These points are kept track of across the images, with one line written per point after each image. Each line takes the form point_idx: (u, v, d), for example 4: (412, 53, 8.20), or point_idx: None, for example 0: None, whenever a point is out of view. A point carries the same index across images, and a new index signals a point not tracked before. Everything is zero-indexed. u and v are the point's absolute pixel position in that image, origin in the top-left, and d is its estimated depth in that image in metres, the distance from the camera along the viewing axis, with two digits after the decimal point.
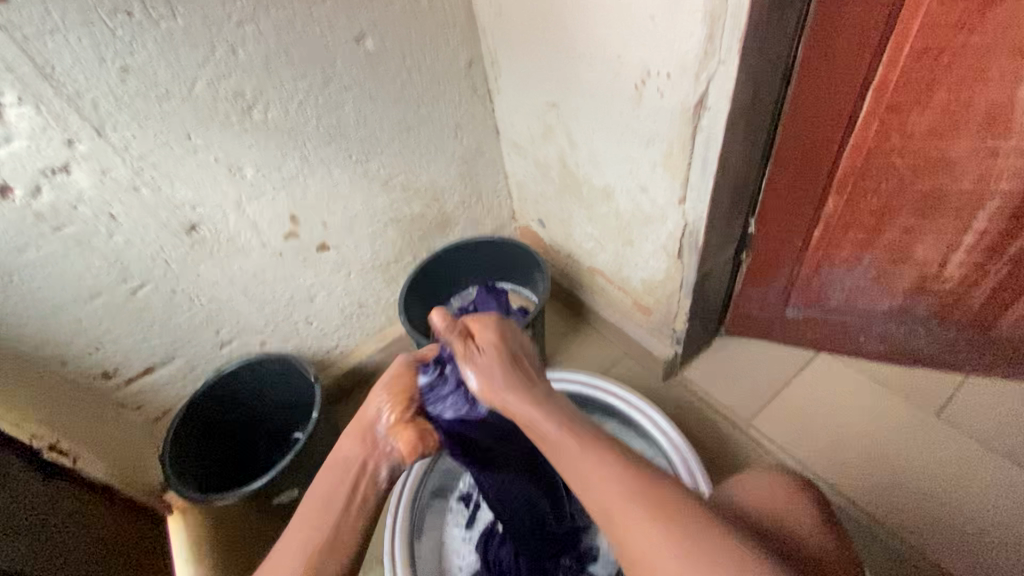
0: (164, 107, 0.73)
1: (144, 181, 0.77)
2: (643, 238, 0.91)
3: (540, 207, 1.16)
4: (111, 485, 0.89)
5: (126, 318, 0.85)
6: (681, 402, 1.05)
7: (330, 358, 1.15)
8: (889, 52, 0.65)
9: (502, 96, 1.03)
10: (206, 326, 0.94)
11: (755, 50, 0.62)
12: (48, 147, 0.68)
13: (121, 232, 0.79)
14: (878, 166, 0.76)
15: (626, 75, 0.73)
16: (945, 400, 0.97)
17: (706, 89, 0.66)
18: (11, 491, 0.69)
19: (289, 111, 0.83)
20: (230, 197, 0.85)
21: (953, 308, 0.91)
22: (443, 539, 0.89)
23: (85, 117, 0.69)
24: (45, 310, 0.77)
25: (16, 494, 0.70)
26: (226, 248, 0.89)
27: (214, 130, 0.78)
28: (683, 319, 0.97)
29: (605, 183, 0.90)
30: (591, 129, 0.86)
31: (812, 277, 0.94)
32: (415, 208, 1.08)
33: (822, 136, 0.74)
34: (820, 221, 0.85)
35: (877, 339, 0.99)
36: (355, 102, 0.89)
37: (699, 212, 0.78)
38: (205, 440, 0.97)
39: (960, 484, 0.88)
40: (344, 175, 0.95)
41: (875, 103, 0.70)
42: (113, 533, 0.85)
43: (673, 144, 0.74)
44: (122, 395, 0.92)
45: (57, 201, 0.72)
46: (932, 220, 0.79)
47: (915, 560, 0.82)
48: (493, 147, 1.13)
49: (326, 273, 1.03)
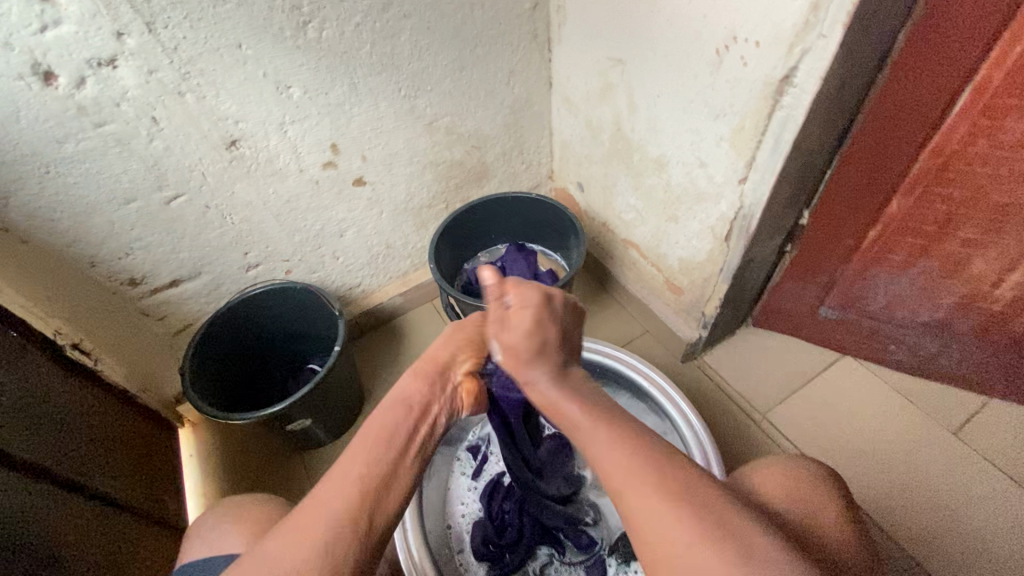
0: (218, 10, 0.69)
1: (189, 88, 0.74)
2: (691, 216, 0.88)
3: (581, 170, 1.12)
4: (127, 389, 0.92)
5: (157, 227, 0.84)
6: (698, 385, 1.04)
7: (352, 296, 1.14)
8: (999, 49, 0.62)
9: (563, 46, 0.98)
10: (235, 247, 0.93)
11: (861, 27, 0.57)
12: (97, 37, 0.65)
13: (161, 138, 0.76)
14: (956, 171, 0.72)
15: (708, 39, 0.69)
16: (964, 420, 0.96)
17: (798, 63, 0.61)
18: (28, 375, 0.70)
19: (344, 33, 0.79)
20: (274, 116, 0.82)
21: (994, 330, 0.89)
22: (449, 486, 0.90)
23: (136, 9, 0.65)
24: (80, 208, 0.76)
25: (33, 377, 0.71)
26: (263, 169, 0.86)
27: (266, 42, 0.75)
28: (715, 304, 0.95)
29: (660, 153, 0.87)
30: (656, 93, 0.81)
31: (856, 278, 0.92)
32: (456, 153, 1.05)
33: (905, 132, 0.71)
34: (879, 221, 0.82)
35: (907, 350, 0.98)
36: (412, 32, 0.84)
37: (758, 196, 0.75)
38: (225, 359, 0.98)
39: (969, 506, 0.88)
40: (390, 109, 0.91)
41: (970, 103, 0.66)
42: (126, 436, 0.87)
43: (746, 119, 0.70)
44: (147, 303, 0.91)
45: (100, 95, 0.69)
46: (998, 236, 0.76)
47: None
48: (543, 100, 1.08)
49: (359, 209, 1.00)
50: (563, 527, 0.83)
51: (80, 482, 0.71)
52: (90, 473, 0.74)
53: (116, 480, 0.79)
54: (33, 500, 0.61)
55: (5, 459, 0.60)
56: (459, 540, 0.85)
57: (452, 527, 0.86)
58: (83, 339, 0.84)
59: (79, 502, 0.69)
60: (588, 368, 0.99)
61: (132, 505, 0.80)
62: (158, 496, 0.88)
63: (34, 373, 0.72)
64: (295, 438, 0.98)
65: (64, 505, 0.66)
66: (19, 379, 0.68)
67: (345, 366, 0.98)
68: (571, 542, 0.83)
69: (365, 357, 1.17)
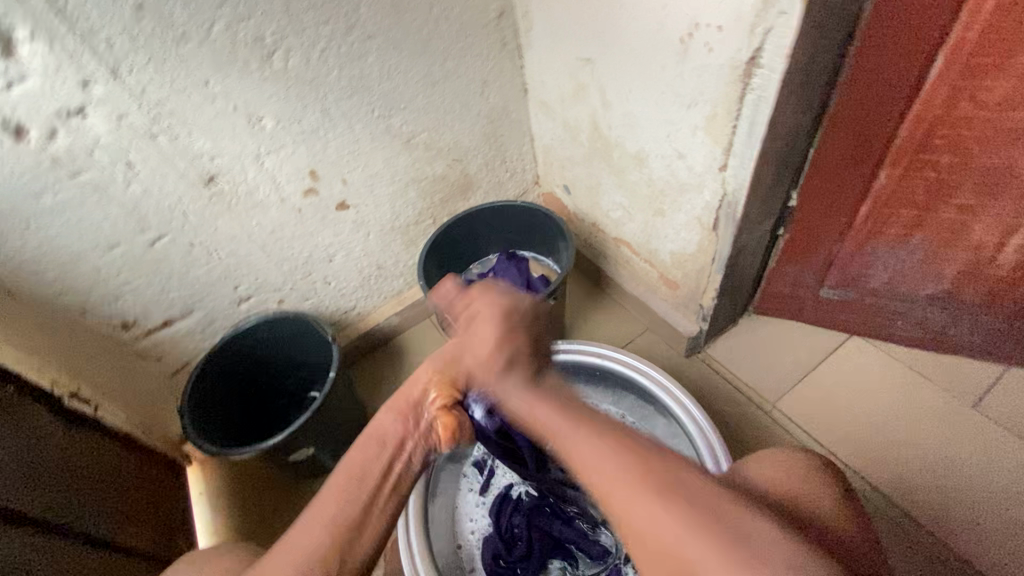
0: (180, 50, 0.70)
1: (161, 129, 0.74)
2: (676, 208, 0.86)
3: (565, 173, 1.11)
4: (131, 433, 0.91)
5: (144, 269, 0.84)
6: (703, 380, 1.02)
7: (347, 320, 1.14)
8: (969, 9, 0.60)
9: (532, 51, 0.97)
10: (224, 282, 0.93)
11: (821, 2, 0.56)
12: (63, 88, 0.66)
13: (138, 181, 0.77)
14: (942, 137, 0.70)
15: (671, 28, 0.68)
16: (983, 391, 0.93)
17: (762, 44, 0.60)
18: (33, 429, 0.71)
19: (310, 60, 0.79)
20: (248, 149, 0.82)
21: (1002, 296, 0.86)
22: (457, 504, 0.88)
23: (100, 57, 0.66)
24: (65, 258, 0.76)
25: (38, 432, 0.72)
26: (244, 203, 0.87)
27: (233, 77, 0.75)
28: (712, 295, 0.93)
29: (639, 149, 0.86)
30: (627, 89, 0.80)
31: (853, 256, 0.89)
32: (437, 168, 1.04)
33: (883, 103, 0.69)
34: (870, 196, 0.80)
35: (915, 324, 0.95)
36: (379, 53, 0.84)
37: (740, 182, 0.74)
38: (222, 394, 0.97)
39: (997, 481, 0.84)
40: (365, 130, 0.91)
41: (947, 66, 0.64)
42: (134, 479, 0.87)
43: (718, 106, 0.69)
44: (141, 345, 0.91)
45: (73, 145, 0.70)
46: (993, 199, 0.74)
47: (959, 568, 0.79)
48: (520, 107, 1.08)
49: (346, 233, 1.00)
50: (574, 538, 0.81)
51: (92, 534, 0.71)
52: (103, 523, 0.74)
53: (128, 527, 0.79)
54: (43, 554, 0.61)
55: (14, 517, 0.60)
56: (470, 559, 0.83)
57: (463, 546, 0.85)
58: (80, 387, 0.83)
59: (95, 553, 0.69)
60: (589, 373, 0.97)
61: (141, 550, 0.79)
62: (171, 539, 0.88)
63: (31, 424, 0.71)
64: (301, 468, 0.97)
65: (70, 555, 0.65)
66: (25, 434, 0.69)
67: (345, 391, 0.98)
68: (584, 553, 0.81)
69: (366, 379, 1.16)
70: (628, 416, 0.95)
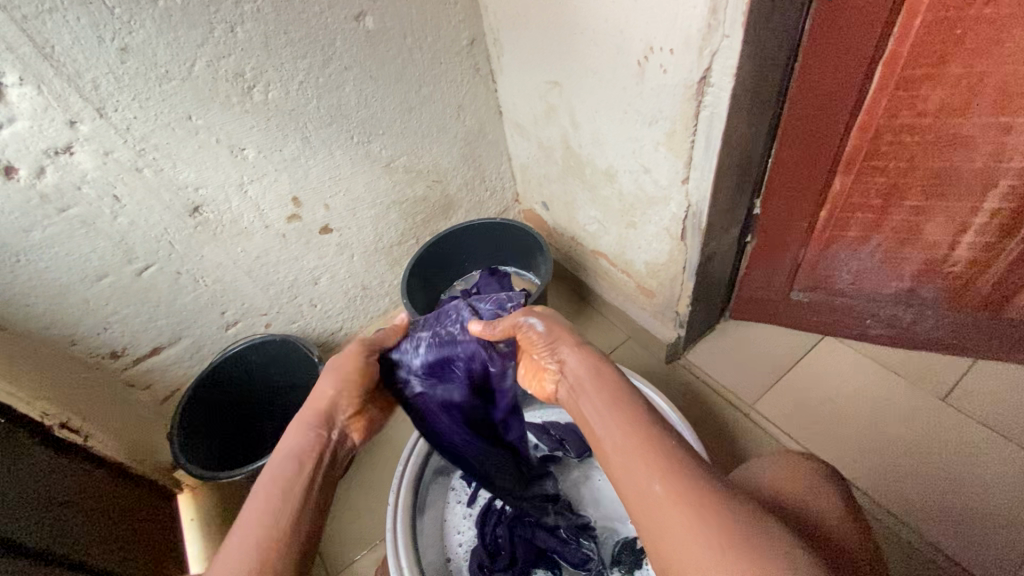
0: (163, 87, 0.73)
1: (146, 163, 0.77)
2: (646, 220, 0.90)
3: (543, 189, 1.15)
4: (120, 462, 0.91)
5: (132, 298, 0.86)
6: (683, 385, 1.04)
7: (334, 341, 1.16)
8: (900, 26, 0.64)
9: (504, 76, 1.02)
10: (212, 307, 0.95)
11: (760, 24, 0.61)
12: (51, 128, 0.69)
13: (125, 214, 0.79)
14: (888, 144, 0.75)
15: (628, 52, 0.72)
16: (952, 384, 0.96)
17: (710, 64, 0.64)
18: (19, 459, 0.71)
19: (289, 92, 0.83)
20: (232, 178, 0.85)
21: (962, 291, 0.90)
22: (445, 517, 0.89)
23: (86, 97, 0.69)
24: (54, 290, 0.78)
25: (26, 461, 0.72)
26: (229, 230, 0.89)
27: (215, 111, 0.78)
28: (686, 302, 0.96)
29: (608, 165, 0.90)
30: (593, 109, 0.84)
31: (818, 258, 0.93)
32: (418, 190, 1.08)
33: (830, 114, 0.73)
34: (827, 201, 0.84)
35: (883, 322, 0.98)
36: (356, 83, 0.88)
37: (702, 193, 0.78)
38: (210, 418, 0.99)
39: (968, 472, 0.87)
40: (346, 156, 0.94)
41: (885, 78, 0.69)
42: (124, 507, 0.87)
43: (676, 122, 0.73)
44: (129, 374, 0.93)
45: (61, 182, 0.73)
46: (942, 200, 0.78)
47: (936, 559, 0.80)
48: (495, 128, 1.12)
49: (330, 255, 1.03)
50: (557, 547, 0.82)
51: (82, 561, 0.71)
52: (93, 550, 0.74)
53: (119, 553, 0.79)
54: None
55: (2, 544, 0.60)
56: (459, 573, 0.84)
57: (451, 559, 0.86)
58: (70, 418, 0.83)
59: None
60: None
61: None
62: (163, 565, 0.88)
63: (19, 454, 0.72)
64: None
65: None
66: (12, 463, 0.69)
67: None
68: (567, 562, 0.82)
69: None
70: None
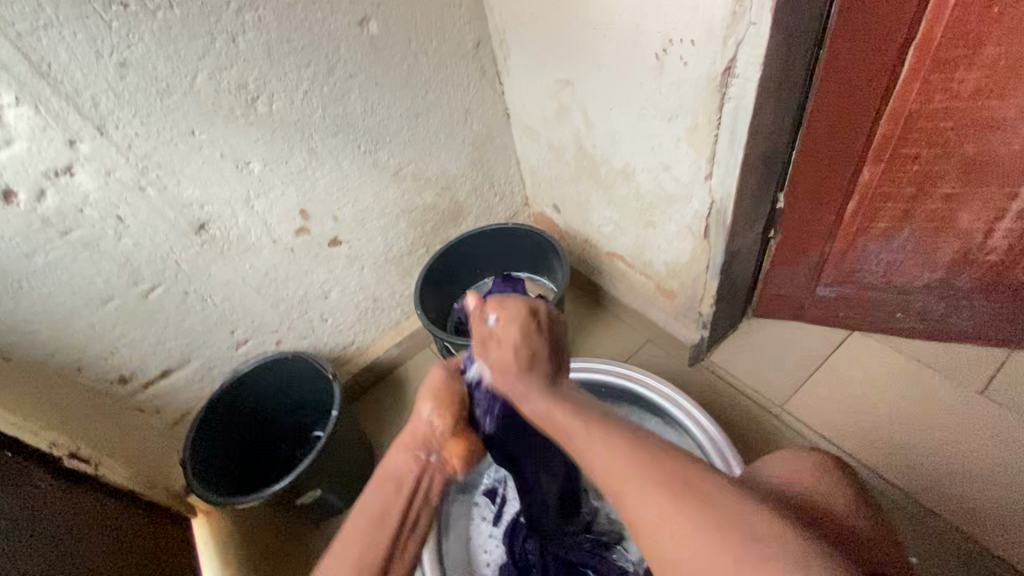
0: (165, 102, 0.71)
1: (149, 181, 0.75)
2: (666, 219, 0.87)
3: (554, 192, 1.12)
4: (135, 490, 0.88)
5: (140, 321, 0.83)
6: (708, 388, 1.01)
7: (347, 355, 1.13)
8: (933, 5, 0.61)
9: (512, 77, 0.99)
10: (221, 327, 0.93)
11: (788, 10, 0.58)
12: (50, 148, 0.66)
13: (129, 234, 0.77)
14: (921, 131, 0.71)
15: (645, 46, 0.69)
16: (990, 376, 0.92)
17: (735, 54, 0.62)
18: (30, 487, 0.68)
19: (293, 102, 0.80)
20: (238, 194, 0.82)
21: (997, 280, 0.86)
22: (471, 535, 0.86)
23: (85, 115, 0.67)
24: (58, 316, 0.76)
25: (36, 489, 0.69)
26: (236, 247, 0.87)
27: (218, 125, 0.76)
28: (709, 302, 0.93)
29: (624, 164, 0.87)
30: (608, 107, 0.82)
31: (846, 252, 0.90)
32: (427, 197, 1.05)
33: (860, 102, 0.70)
34: (855, 192, 0.81)
35: (915, 316, 0.95)
36: (361, 90, 0.86)
37: (726, 189, 0.75)
38: (224, 441, 0.96)
39: (1015, 469, 0.83)
40: (353, 166, 0.92)
41: (917, 62, 0.66)
42: (139, 534, 0.83)
43: (698, 116, 0.70)
44: (140, 399, 0.90)
45: (62, 205, 0.70)
46: (977, 186, 0.75)
47: (987, 563, 0.77)
48: (504, 132, 1.09)
49: (340, 268, 1.00)
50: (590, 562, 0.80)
51: None
52: None
53: None
54: None
55: None
56: None
57: None
58: (79, 447, 0.80)
59: None
60: (594, 390, 0.96)
61: None
62: None
63: (32, 483, 0.69)
64: (311, 511, 0.95)
65: None
66: (23, 494, 0.66)
67: (349, 429, 0.96)
68: None
69: (370, 413, 1.15)
70: (640, 433, 0.93)
